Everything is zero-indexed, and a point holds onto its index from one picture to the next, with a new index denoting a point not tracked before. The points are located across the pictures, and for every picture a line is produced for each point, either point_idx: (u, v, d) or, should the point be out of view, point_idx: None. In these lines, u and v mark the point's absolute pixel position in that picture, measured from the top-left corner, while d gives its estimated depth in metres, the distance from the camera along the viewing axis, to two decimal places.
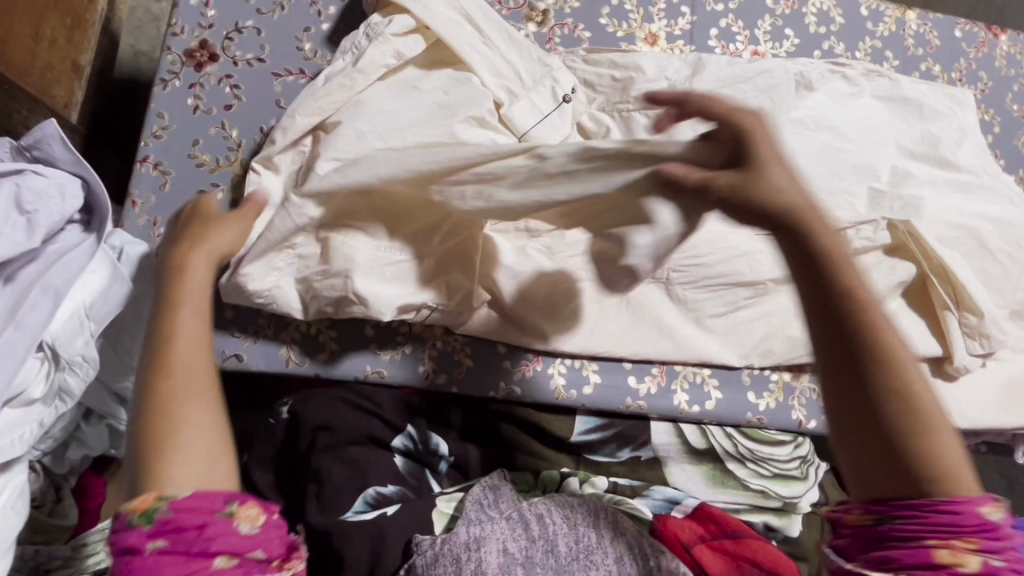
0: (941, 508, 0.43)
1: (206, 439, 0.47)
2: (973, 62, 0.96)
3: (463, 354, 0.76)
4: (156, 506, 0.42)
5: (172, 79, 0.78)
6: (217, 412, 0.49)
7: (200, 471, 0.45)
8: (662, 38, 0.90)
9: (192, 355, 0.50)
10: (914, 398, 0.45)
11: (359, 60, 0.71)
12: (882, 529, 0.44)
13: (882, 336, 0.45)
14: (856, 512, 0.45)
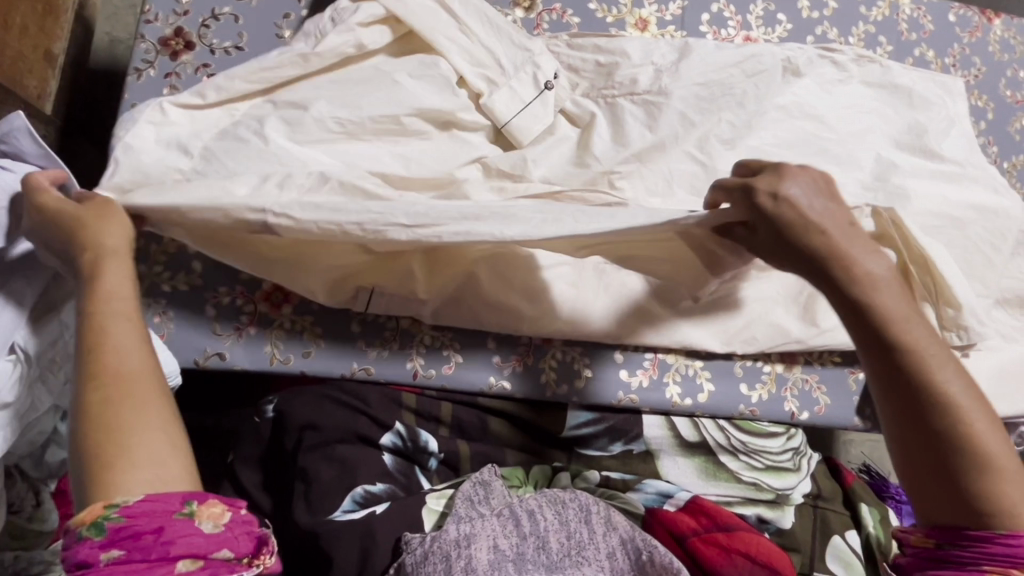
0: (1000, 538, 0.50)
1: (151, 443, 0.47)
2: (967, 48, 0.95)
3: (452, 349, 0.75)
4: (106, 514, 0.42)
5: (146, 68, 0.75)
6: (161, 408, 0.49)
7: (155, 472, 0.46)
8: (652, 23, 0.88)
9: (126, 359, 0.50)
10: (976, 441, 0.51)
11: (320, 43, 0.69)
12: (942, 553, 0.52)
13: (925, 366, 0.53)
14: (920, 536, 0.54)
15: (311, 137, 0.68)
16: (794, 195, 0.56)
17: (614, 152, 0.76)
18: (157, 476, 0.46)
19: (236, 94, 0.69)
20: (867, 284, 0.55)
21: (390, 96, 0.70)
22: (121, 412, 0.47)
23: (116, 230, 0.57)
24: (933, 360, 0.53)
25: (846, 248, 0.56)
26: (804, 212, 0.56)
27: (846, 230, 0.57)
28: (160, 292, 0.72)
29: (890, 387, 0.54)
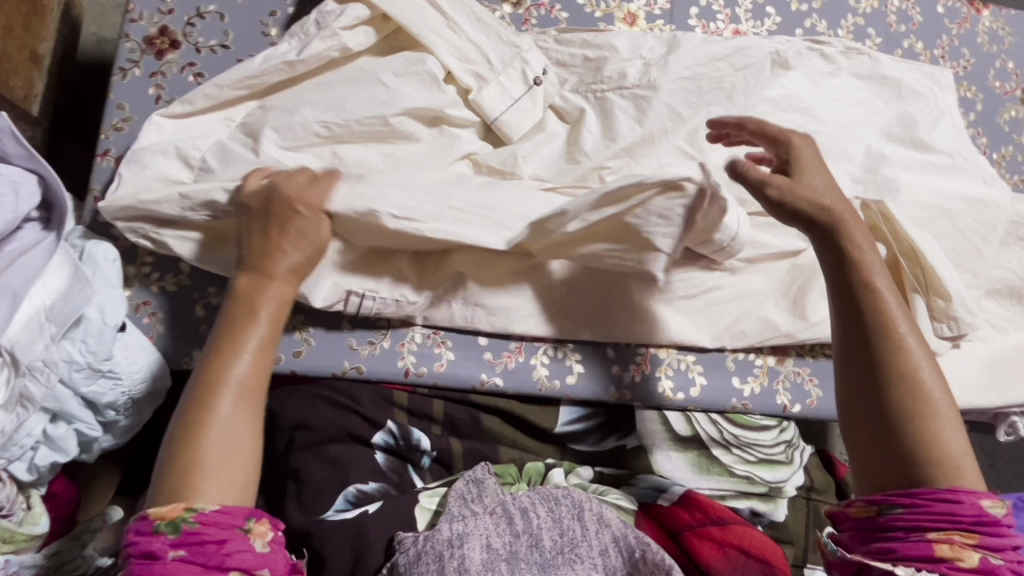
0: (941, 496, 0.51)
1: (238, 467, 0.51)
2: (955, 39, 0.95)
3: (443, 346, 0.75)
4: (185, 516, 0.47)
5: (132, 68, 0.74)
6: (255, 432, 0.53)
7: (232, 492, 0.50)
8: (641, 18, 0.87)
9: (250, 374, 0.55)
10: (921, 393, 0.54)
11: (306, 50, 0.70)
12: (884, 519, 0.52)
13: (895, 325, 0.56)
14: (862, 504, 0.54)
15: (296, 139, 0.69)
16: (802, 168, 0.63)
17: (603, 146, 0.76)
18: (232, 497, 0.50)
19: (225, 102, 0.71)
20: (856, 251, 0.59)
21: (375, 96, 0.70)
22: (220, 426, 0.52)
23: (302, 242, 0.62)
24: (904, 322, 0.57)
25: (844, 217, 0.61)
26: (812, 181, 0.62)
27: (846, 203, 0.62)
28: (149, 293, 0.72)
29: (858, 345, 0.57)
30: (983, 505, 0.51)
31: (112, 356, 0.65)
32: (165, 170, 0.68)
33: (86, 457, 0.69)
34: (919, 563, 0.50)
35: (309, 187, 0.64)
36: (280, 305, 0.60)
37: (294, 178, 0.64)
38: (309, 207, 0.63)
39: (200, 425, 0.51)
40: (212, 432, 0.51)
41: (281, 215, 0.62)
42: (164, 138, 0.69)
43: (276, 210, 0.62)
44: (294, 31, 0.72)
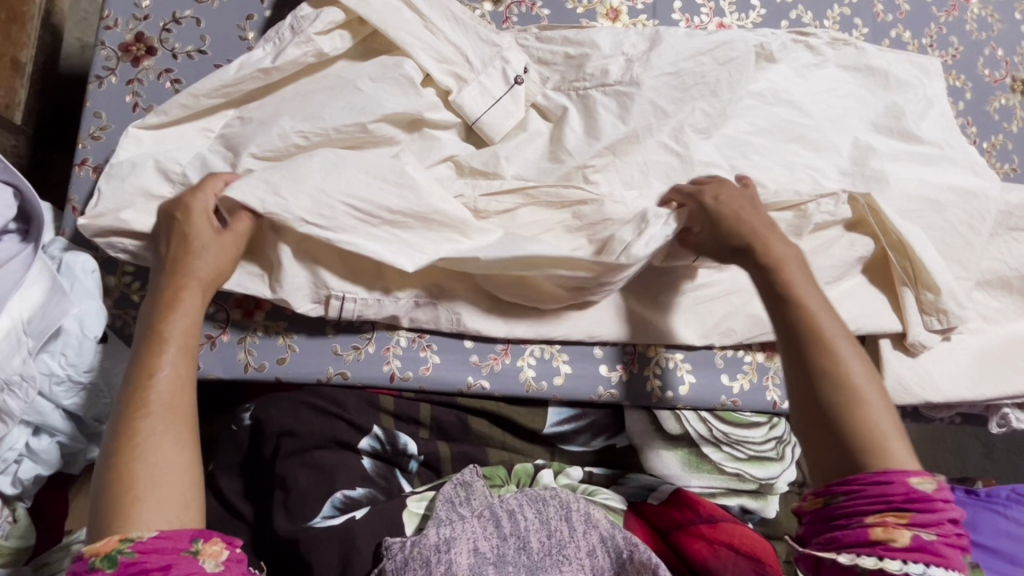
0: (872, 479, 0.50)
1: (175, 486, 0.50)
2: (944, 27, 0.94)
3: (429, 350, 0.74)
4: (120, 548, 0.46)
5: (108, 75, 0.74)
6: (186, 448, 0.53)
7: (172, 512, 0.49)
8: (623, 13, 0.86)
9: (173, 391, 0.54)
10: (845, 381, 0.55)
11: (280, 56, 0.69)
12: (829, 509, 0.52)
13: (817, 327, 0.58)
14: (810, 497, 0.54)
15: (275, 148, 0.68)
16: (722, 199, 0.67)
17: (586, 145, 0.75)
18: (172, 517, 0.49)
19: (204, 110, 0.70)
20: (777, 262, 0.62)
21: (352, 104, 0.70)
22: (149, 450, 0.51)
23: (203, 251, 0.62)
24: (825, 322, 0.58)
25: (762, 232, 0.65)
26: (739, 213, 0.66)
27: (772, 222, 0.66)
28: (129, 302, 0.70)
29: (785, 346, 0.59)
30: (912, 483, 0.50)
31: (93, 368, 0.66)
32: (146, 183, 0.68)
33: (73, 468, 0.70)
34: (860, 549, 0.49)
35: (201, 205, 0.64)
36: (196, 318, 0.59)
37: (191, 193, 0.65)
38: (201, 221, 0.63)
39: (131, 450, 0.51)
40: (142, 457, 0.50)
41: (181, 237, 0.63)
42: (142, 151, 0.69)
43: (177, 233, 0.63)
44: (268, 36, 0.71)
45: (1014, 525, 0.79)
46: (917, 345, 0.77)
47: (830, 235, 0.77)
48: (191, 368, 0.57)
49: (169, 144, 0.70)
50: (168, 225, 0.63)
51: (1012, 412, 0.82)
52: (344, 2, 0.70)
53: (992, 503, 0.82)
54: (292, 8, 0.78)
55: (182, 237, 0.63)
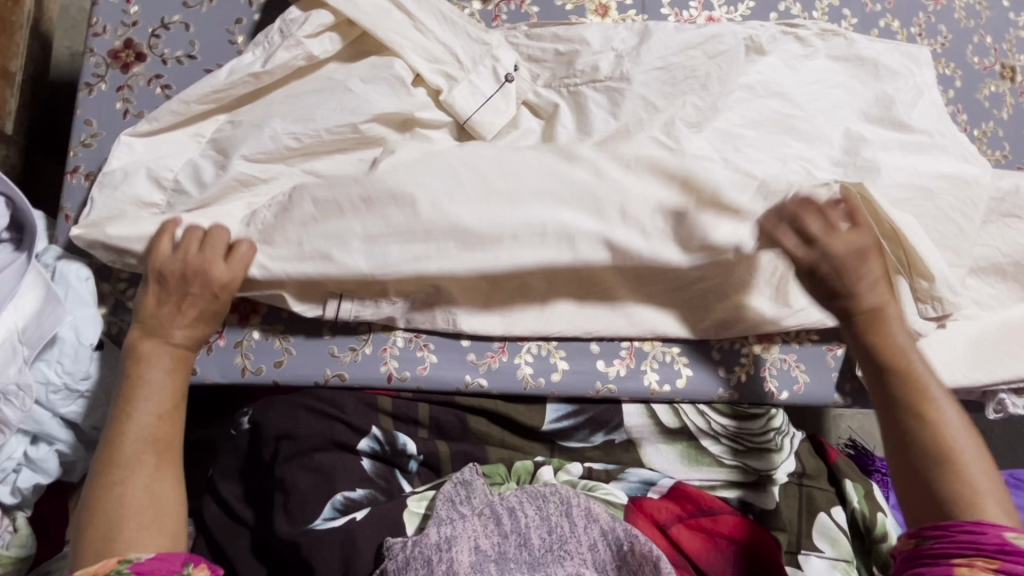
0: (963, 527, 0.56)
1: (165, 519, 0.58)
2: (932, 16, 0.94)
3: (426, 350, 0.74)
4: (120, 568, 0.52)
5: (97, 82, 0.73)
6: (175, 483, 0.60)
7: (156, 537, 0.56)
8: (612, 8, 0.86)
9: (157, 431, 0.62)
10: (945, 440, 0.61)
11: (271, 60, 0.69)
12: (919, 550, 0.57)
13: (916, 384, 0.65)
14: (905, 539, 0.59)
15: (267, 151, 0.68)
16: (845, 262, 0.67)
17: (578, 141, 0.75)
18: (157, 541, 0.56)
19: (196, 116, 0.70)
20: (877, 317, 0.68)
21: (343, 105, 0.70)
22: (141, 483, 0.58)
23: (199, 315, 0.66)
24: (924, 380, 0.65)
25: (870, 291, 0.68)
26: (855, 265, 0.68)
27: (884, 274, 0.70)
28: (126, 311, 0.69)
29: (887, 403, 0.65)
30: (1007, 537, 0.54)
31: (90, 376, 0.66)
32: (137, 191, 0.68)
33: (72, 477, 0.70)
34: None
35: (201, 257, 0.65)
36: (181, 365, 0.66)
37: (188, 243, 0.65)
38: (199, 284, 0.65)
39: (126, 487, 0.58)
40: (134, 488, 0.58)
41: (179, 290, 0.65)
42: (135, 158, 0.70)
43: (178, 286, 0.65)
44: (258, 40, 0.71)
45: None
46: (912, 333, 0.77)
47: None
48: (175, 407, 0.64)
49: (162, 149, 0.71)
50: (166, 273, 0.65)
51: (1009, 398, 0.82)
52: (332, 4, 0.70)
53: None
54: (281, 11, 0.78)
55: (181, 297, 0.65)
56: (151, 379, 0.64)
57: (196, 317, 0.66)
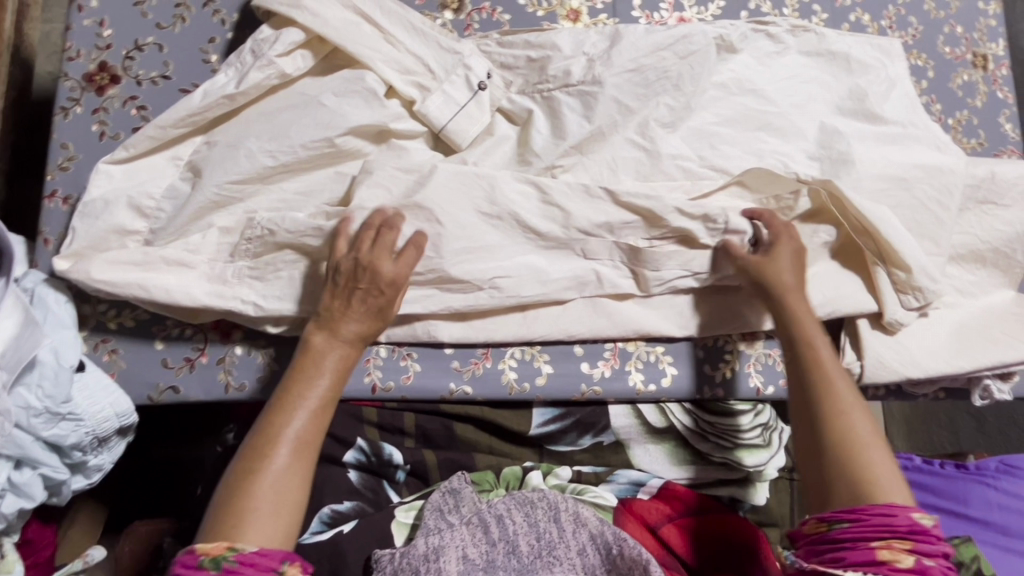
0: (878, 511, 0.58)
1: (277, 514, 0.58)
2: (902, 8, 0.95)
3: (409, 359, 0.75)
4: (225, 555, 0.54)
5: (73, 106, 0.74)
6: (301, 488, 0.60)
7: (272, 531, 0.57)
8: (584, 13, 0.87)
9: (306, 433, 0.62)
10: (846, 426, 0.63)
11: (243, 81, 0.70)
12: (834, 534, 0.58)
13: (826, 376, 0.66)
14: (814, 522, 0.60)
15: (243, 171, 0.69)
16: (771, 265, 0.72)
17: (553, 146, 0.76)
18: (272, 536, 0.57)
19: (173, 140, 0.71)
20: (791, 315, 0.69)
21: (317, 119, 0.70)
22: (270, 479, 0.58)
23: (375, 298, 0.65)
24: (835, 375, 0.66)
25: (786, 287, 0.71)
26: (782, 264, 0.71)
27: (798, 283, 0.71)
28: (107, 331, 0.71)
29: (799, 390, 0.66)
30: (915, 517, 0.58)
31: (71, 398, 0.64)
32: (119, 220, 0.68)
33: (56, 500, 0.69)
34: (866, 567, 0.56)
35: (383, 246, 0.66)
36: (337, 381, 0.65)
37: (364, 241, 0.66)
38: (380, 269, 0.65)
39: (259, 470, 0.58)
40: (263, 482, 0.58)
41: (368, 285, 0.65)
42: (114, 186, 0.69)
43: (364, 279, 0.65)
44: (231, 60, 0.72)
45: (1004, 496, 0.84)
46: (893, 323, 0.78)
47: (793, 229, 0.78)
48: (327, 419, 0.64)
49: (140, 178, 0.70)
50: (347, 269, 0.66)
51: (993, 383, 0.81)
52: (302, 21, 0.70)
53: (981, 476, 0.87)
54: (254, 29, 0.79)
55: (358, 286, 0.65)
56: (313, 379, 0.64)
57: (367, 311, 0.66)
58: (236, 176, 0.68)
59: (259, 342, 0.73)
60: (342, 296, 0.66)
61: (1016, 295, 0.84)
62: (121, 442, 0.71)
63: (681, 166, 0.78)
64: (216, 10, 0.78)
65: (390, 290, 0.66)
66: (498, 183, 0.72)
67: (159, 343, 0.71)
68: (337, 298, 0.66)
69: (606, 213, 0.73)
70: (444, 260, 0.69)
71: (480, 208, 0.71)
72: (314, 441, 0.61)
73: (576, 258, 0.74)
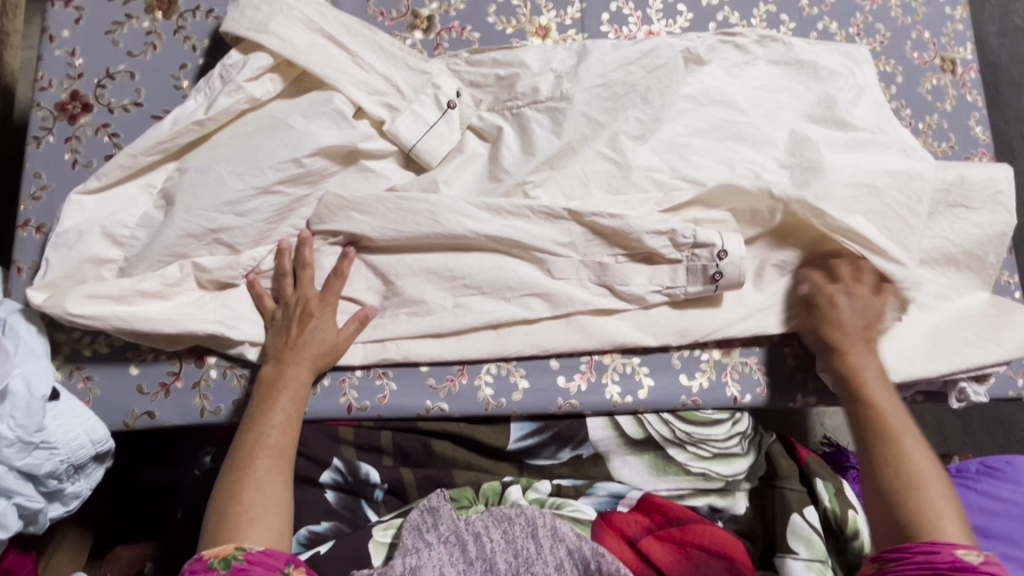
0: (921, 549, 0.61)
1: (273, 518, 0.61)
2: (869, 16, 0.96)
3: (384, 378, 0.75)
4: (235, 554, 0.56)
5: (45, 135, 0.75)
6: (285, 488, 0.63)
7: (270, 532, 0.60)
8: (553, 29, 0.88)
9: (281, 439, 0.65)
10: (905, 466, 0.66)
11: (212, 107, 0.70)
12: (883, 573, 0.63)
13: (883, 416, 0.69)
14: (868, 563, 0.65)
15: (213, 194, 0.69)
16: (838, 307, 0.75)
17: (523, 162, 0.76)
18: (270, 537, 0.60)
19: (145, 167, 0.71)
20: (852, 361, 0.73)
21: (286, 141, 0.71)
22: (256, 483, 0.62)
23: (315, 322, 0.70)
24: (897, 421, 0.69)
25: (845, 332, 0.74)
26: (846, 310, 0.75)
27: (861, 328, 0.74)
28: (82, 358, 0.71)
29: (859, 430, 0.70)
30: (958, 554, 0.60)
31: (44, 427, 0.64)
32: (93, 248, 0.69)
33: (35, 528, 0.69)
34: None
35: (306, 281, 0.71)
36: (302, 391, 0.68)
37: (284, 286, 0.72)
38: (309, 297, 0.71)
39: (243, 481, 0.62)
40: (250, 488, 0.61)
41: (300, 315, 0.70)
42: (87, 216, 0.70)
43: (294, 314, 0.70)
44: (200, 86, 0.73)
45: (984, 499, 0.85)
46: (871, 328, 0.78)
47: (764, 239, 0.80)
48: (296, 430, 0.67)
49: (112, 206, 0.71)
50: (287, 305, 0.71)
51: (969, 385, 0.82)
52: (269, 47, 0.71)
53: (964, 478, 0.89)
54: (225, 54, 0.80)
55: (297, 319, 0.70)
56: (277, 398, 0.67)
57: (317, 335, 0.70)
58: (207, 201, 0.69)
59: (233, 363, 0.73)
60: (287, 329, 0.70)
61: (990, 297, 0.85)
62: (99, 469, 0.71)
63: (653, 178, 0.79)
64: (186, 36, 0.79)
65: (323, 311, 0.71)
66: (468, 201, 0.73)
67: (134, 367, 0.72)
68: (287, 327, 0.70)
69: (570, 232, 0.74)
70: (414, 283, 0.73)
71: (449, 227, 0.72)
72: (289, 447, 0.65)
73: (546, 276, 0.75)
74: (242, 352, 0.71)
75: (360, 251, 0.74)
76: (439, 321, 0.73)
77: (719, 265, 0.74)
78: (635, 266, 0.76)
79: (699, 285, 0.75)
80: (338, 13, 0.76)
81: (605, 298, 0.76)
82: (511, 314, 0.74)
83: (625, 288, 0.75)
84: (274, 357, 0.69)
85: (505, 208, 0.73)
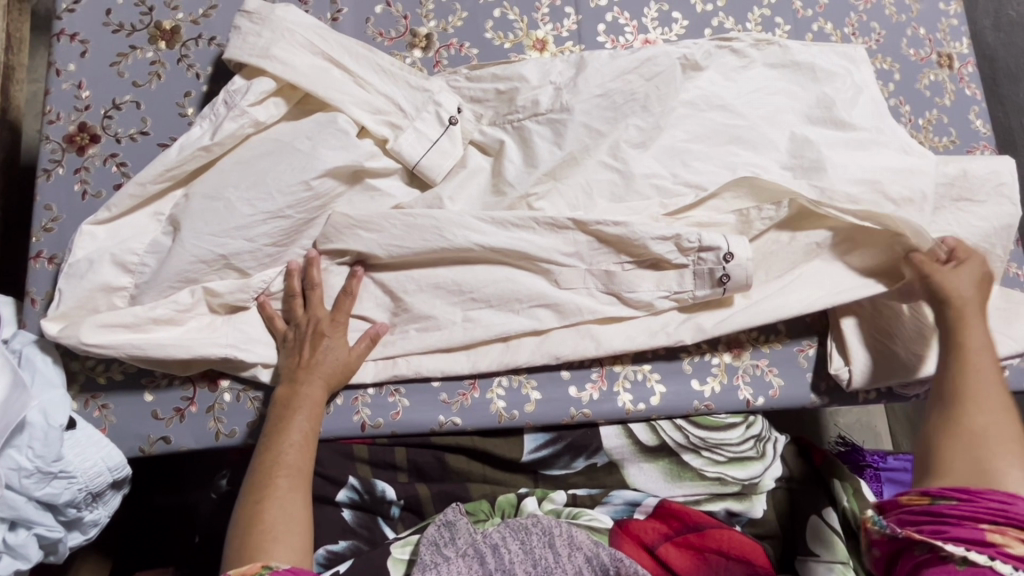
0: (996, 496, 0.59)
1: (296, 535, 0.61)
2: (864, 15, 0.97)
3: (397, 395, 0.75)
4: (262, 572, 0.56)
5: (54, 168, 0.76)
6: (306, 506, 0.64)
7: (295, 550, 0.60)
8: (550, 42, 0.89)
9: (299, 458, 0.66)
10: (970, 418, 0.65)
11: (218, 132, 0.71)
12: (938, 507, 0.60)
13: (971, 368, 0.68)
14: (916, 495, 0.62)
15: (220, 219, 0.70)
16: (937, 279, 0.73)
17: (526, 174, 0.77)
18: (295, 555, 0.60)
19: (154, 195, 0.72)
20: (961, 314, 0.71)
21: (292, 164, 0.72)
22: (279, 502, 0.62)
23: (328, 342, 0.71)
24: (984, 377, 0.67)
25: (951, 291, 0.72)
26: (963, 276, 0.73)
27: (975, 296, 0.72)
28: (96, 386, 0.72)
29: (947, 373, 0.69)
30: None
31: (62, 456, 0.65)
32: (104, 277, 0.70)
33: (54, 558, 0.70)
34: (972, 546, 0.57)
35: (317, 302, 0.72)
36: (317, 410, 0.69)
37: (295, 307, 0.72)
38: (322, 318, 0.71)
39: (265, 500, 0.62)
40: (272, 507, 0.62)
41: (312, 335, 0.71)
42: (98, 246, 0.71)
43: (306, 334, 0.71)
44: (205, 113, 0.74)
45: None
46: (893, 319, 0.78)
47: (770, 239, 0.80)
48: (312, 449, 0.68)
49: (122, 235, 0.72)
50: (299, 326, 0.71)
51: None
52: (272, 72, 0.73)
53: None
54: (228, 80, 0.81)
55: (310, 338, 0.71)
56: (293, 418, 0.67)
57: (331, 356, 0.70)
58: (215, 226, 0.69)
59: (246, 387, 0.73)
60: (300, 349, 0.70)
61: (999, 289, 0.84)
62: (116, 496, 0.71)
63: (656, 185, 0.79)
64: (190, 65, 0.80)
65: (334, 332, 0.71)
66: (473, 215, 0.73)
67: (149, 394, 0.72)
68: (301, 347, 0.71)
69: (576, 242, 0.75)
70: (424, 297, 0.74)
71: (454, 240, 0.72)
72: (308, 465, 0.66)
73: (553, 286, 0.76)
74: (255, 374, 0.72)
75: (369, 269, 0.75)
76: (450, 336, 0.74)
77: (726, 268, 0.74)
78: (642, 273, 0.76)
79: (707, 289, 0.75)
80: (338, 35, 0.77)
81: (613, 306, 0.76)
82: (521, 326, 0.74)
83: (632, 295, 0.76)
84: (289, 376, 0.70)
85: (509, 220, 0.74)
